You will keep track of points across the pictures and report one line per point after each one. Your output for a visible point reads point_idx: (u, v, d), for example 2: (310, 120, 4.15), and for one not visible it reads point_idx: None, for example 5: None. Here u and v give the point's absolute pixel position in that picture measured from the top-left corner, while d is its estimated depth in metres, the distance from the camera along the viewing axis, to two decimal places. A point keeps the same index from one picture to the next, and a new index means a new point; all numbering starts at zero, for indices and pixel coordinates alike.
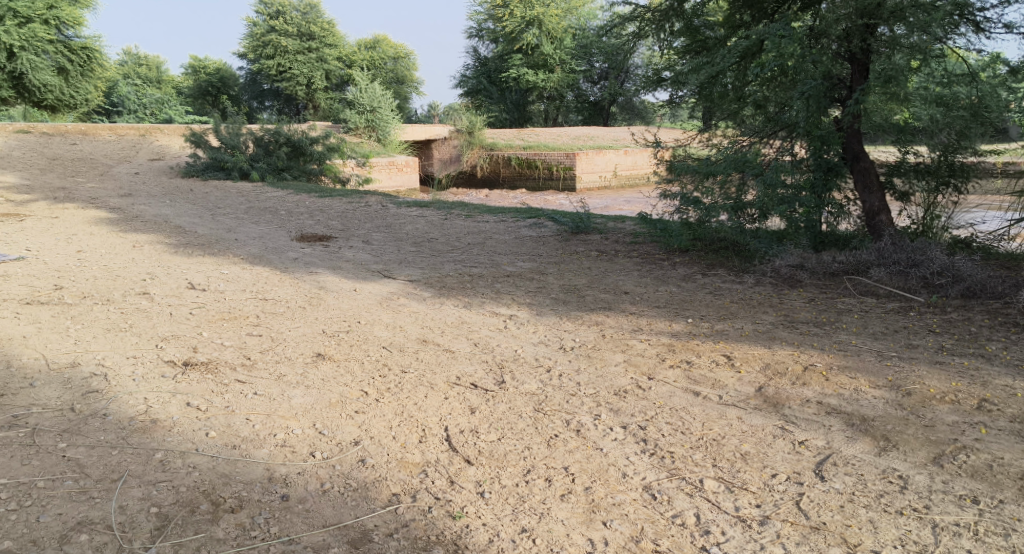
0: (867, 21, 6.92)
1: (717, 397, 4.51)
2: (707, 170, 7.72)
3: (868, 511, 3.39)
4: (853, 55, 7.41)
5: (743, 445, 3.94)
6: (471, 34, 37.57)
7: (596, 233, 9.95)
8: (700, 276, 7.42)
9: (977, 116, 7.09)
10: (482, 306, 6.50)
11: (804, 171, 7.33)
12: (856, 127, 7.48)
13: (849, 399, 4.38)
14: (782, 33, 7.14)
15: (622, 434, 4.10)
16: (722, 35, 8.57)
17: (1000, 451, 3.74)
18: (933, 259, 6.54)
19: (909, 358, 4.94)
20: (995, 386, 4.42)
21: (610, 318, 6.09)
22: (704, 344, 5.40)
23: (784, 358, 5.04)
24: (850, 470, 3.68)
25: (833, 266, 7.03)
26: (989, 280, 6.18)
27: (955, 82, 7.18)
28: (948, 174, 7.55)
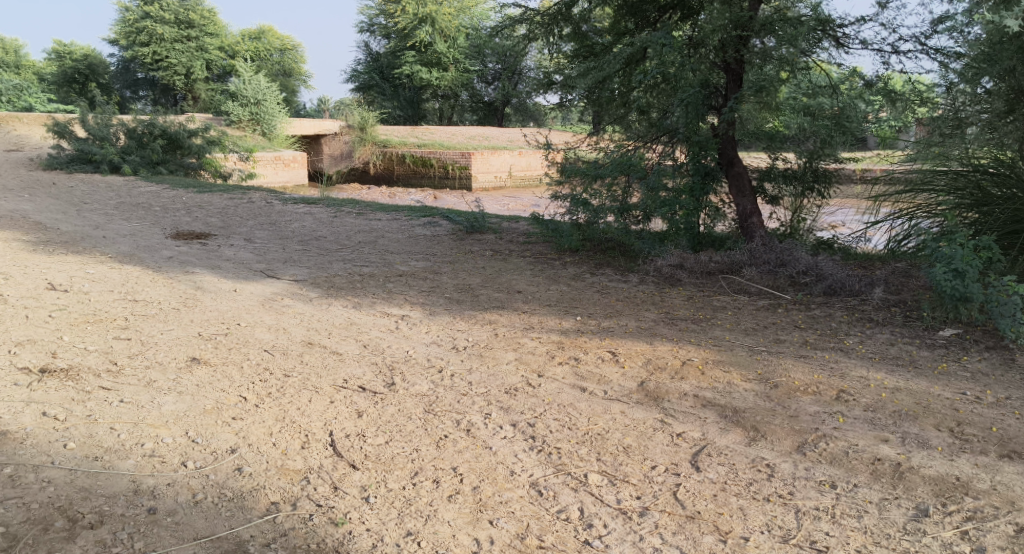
0: (741, 32, 7.29)
1: (602, 392, 4.63)
2: (595, 173, 7.97)
3: (738, 499, 3.55)
4: (729, 65, 7.75)
5: (625, 439, 4.07)
6: (362, 29, 36.94)
7: (489, 233, 9.99)
8: (589, 275, 7.59)
9: (841, 126, 7.70)
10: (372, 306, 6.41)
11: (683, 176, 7.67)
12: (731, 134, 7.77)
13: (723, 392, 4.60)
14: (663, 41, 7.40)
15: (511, 432, 4.14)
16: (608, 41, 8.79)
17: (855, 438, 3.99)
18: (799, 259, 6.99)
19: (777, 352, 5.23)
20: (852, 377, 4.74)
21: (503, 317, 6.15)
22: (591, 341, 5.52)
23: (665, 353, 5.24)
24: (722, 460, 3.86)
25: (710, 265, 7.32)
26: (848, 279, 6.61)
27: (819, 94, 7.84)
28: (813, 181, 7.94)
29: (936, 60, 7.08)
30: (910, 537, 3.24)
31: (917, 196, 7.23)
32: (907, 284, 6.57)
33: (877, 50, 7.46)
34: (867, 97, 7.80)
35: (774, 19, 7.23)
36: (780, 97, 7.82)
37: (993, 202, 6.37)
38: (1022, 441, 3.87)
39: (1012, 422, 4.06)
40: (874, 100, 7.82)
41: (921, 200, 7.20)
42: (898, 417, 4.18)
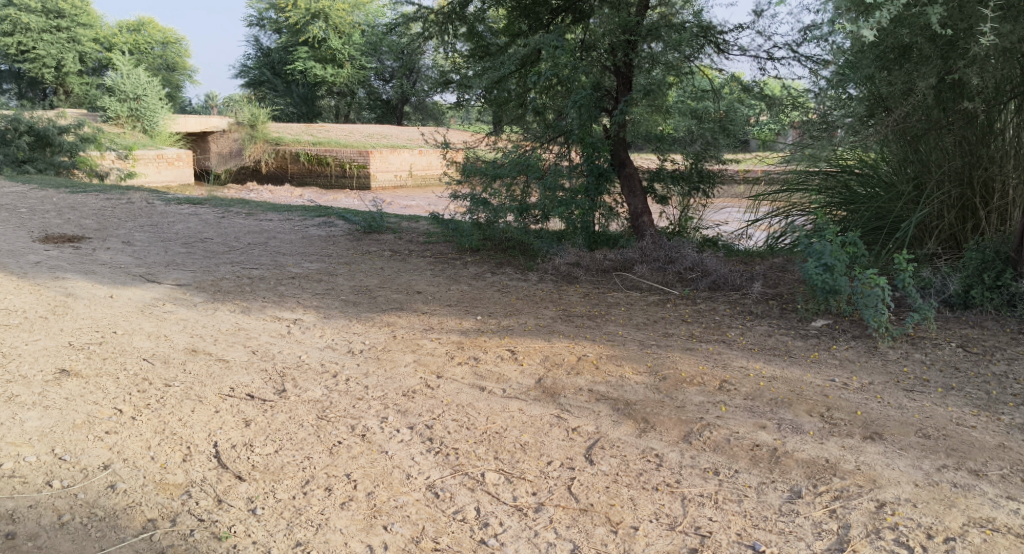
0: (629, 37, 7.54)
1: (501, 391, 4.66)
2: (494, 173, 7.98)
3: (629, 489, 3.62)
4: (618, 68, 7.92)
5: (522, 436, 4.10)
6: (252, 24, 35.77)
7: (388, 233, 9.87)
8: (489, 275, 7.62)
9: (726, 129, 8.08)
10: (262, 310, 6.21)
11: (578, 176, 7.81)
12: (621, 136, 8.02)
13: (615, 385, 4.71)
14: (555, 44, 7.51)
15: (409, 435, 4.11)
16: (503, 42, 8.84)
17: (736, 426, 4.18)
18: (686, 256, 7.23)
19: (666, 345, 5.41)
20: (734, 367, 4.97)
21: (402, 318, 6.09)
22: (491, 340, 5.55)
23: (561, 350, 5.32)
24: (614, 452, 3.95)
25: (604, 263, 7.48)
26: (730, 274, 6.91)
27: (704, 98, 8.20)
28: (698, 181, 8.21)
29: (807, 67, 7.49)
30: (785, 518, 3.36)
31: (792, 195, 8.04)
32: (784, 277, 6.95)
33: (754, 56, 7.83)
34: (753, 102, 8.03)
35: (660, 25, 7.57)
36: (669, 101, 8.19)
37: (858, 201, 7.14)
38: (883, 422, 4.14)
39: (875, 405, 4.35)
40: (756, 104, 8.09)
41: (795, 199, 8.01)
42: (774, 405, 4.41)
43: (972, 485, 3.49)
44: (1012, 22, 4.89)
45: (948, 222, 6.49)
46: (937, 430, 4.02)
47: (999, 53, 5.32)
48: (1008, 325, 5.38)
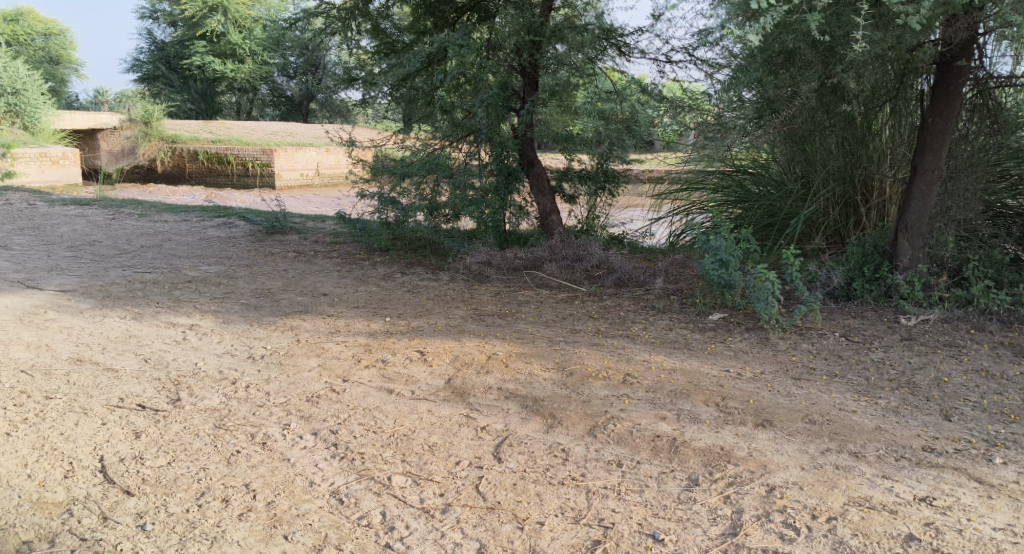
0: (533, 37, 7.58)
1: (409, 393, 4.62)
2: (403, 172, 7.92)
3: (536, 485, 3.66)
4: (524, 68, 8.01)
5: (431, 437, 4.08)
6: (144, 16, 34.18)
7: (292, 233, 9.63)
8: (398, 275, 7.55)
9: (630, 130, 8.15)
10: (156, 316, 5.95)
11: (488, 175, 7.83)
12: (530, 136, 8.13)
13: (524, 382, 4.75)
14: (460, 42, 7.43)
15: (312, 441, 4.02)
16: (409, 39, 8.76)
17: (639, 418, 4.28)
18: (593, 253, 7.38)
19: (574, 342, 5.49)
20: (637, 360, 5.11)
21: (306, 321, 5.95)
22: (399, 342, 5.49)
23: (471, 349, 5.32)
24: (522, 449, 3.98)
25: (515, 262, 7.52)
26: (635, 271, 7.07)
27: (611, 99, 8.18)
28: (604, 181, 8.50)
29: (703, 70, 7.75)
30: (683, 506, 3.47)
31: (691, 195, 8.25)
32: (684, 273, 7.17)
33: (653, 59, 8.07)
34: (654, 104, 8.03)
35: (563, 26, 7.63)
36: (576, 102, 8.27)
37: (751, 199, 7.49)
38: (773, 410, 4.34)
39: (766, 393, 4.55)
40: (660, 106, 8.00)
41: (695, 198, 8.24)
42: (674, 396, 4.54)
43: (852, 467, 3.70)
44: (883, 29, 5.19)
45: (833, 219, 6.93)
46: (821, 415, 4.23)
47: (873, 58, 5.65)
48: (886, 314, 5.71)
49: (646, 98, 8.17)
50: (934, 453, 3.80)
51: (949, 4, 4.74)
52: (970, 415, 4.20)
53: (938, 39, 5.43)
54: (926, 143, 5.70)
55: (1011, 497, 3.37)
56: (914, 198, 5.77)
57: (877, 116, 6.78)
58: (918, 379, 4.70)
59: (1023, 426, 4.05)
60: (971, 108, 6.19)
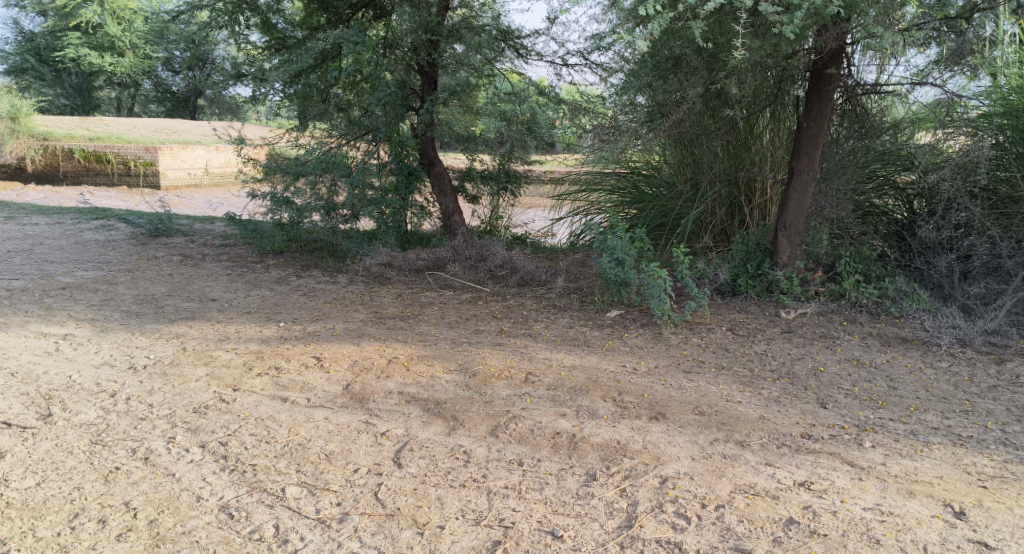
0: (431, 36, 7.46)
1: (305, 400, 4.51)
2: (296, 171, 7.72)
3: (437, 489, 3.63)
4: (422, 68, 7.89)
5: (328, 445, 3.99)
6: (10, 4, 31.87)
7: (177, 235, 9.21)
8: (294, 277, 7.36)
9: (531, 131, 8.35)
10: (25, 326, 5.57)
11: (387, 175, 7.72)
12: (430, 136, 8.07)
13: (425, 385, 4.72)
14: (355, 39, 7.23)
15: (200, 454, 3.86)
16: (301, 35, 8.51)
17: (539, 416, 4.33)
18: (496, 254, 7.42)
19: (476, 342, 5.50)
20: (538, 359, 5.16)
21: (193, 328, 5.70)
22: (294, 348, 5.34)
23: (371, 353, 5.23)
24: (423, 453, 3.94)
25: (417, 263, 7.46)
26: (536, 271, 7.15)
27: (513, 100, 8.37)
28: (506, 181, 8.54)
29: (598, 74, 7.92)
30: (581, 501, 3.54)
31: (590, 195, 8.45)
32: (584, 272, 7.30)
33: (550, 62, 8.20)
34: (553, 108, 8.12)
35: (460, 26, 7.64)
36: (478, 102, 8.48)
37: (644, 200, 7.72)
38: (666, 403, 4.48)
39: (660, 387, 4.70)
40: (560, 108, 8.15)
41: (593, 199, 8.44)
42: (574, 393, 4.62)
43: (738, 455, 3.87)
44: (761, 38, 5.46)
45: (720, 219, 7.27)
46: (710, 407, 4.41)
47: (753, 65, 5.93)
48: (768, 308, 6.01)
49: (547, 101, 8.24)
50: (811, 440, 4.02)
51: (819, 15, 5.05)
52: (843, 402, 4.47)
53: (811, 48, 5.75)
54: (802, 147, 6.03)
55: (879, 478, 3.61)
56: (792, 199, 6.09)
57: (759, 119, 7.10)
58: (798, 369, 4.97)
59: (891, 411, 4.34)
60: (841, 113, 6.58)
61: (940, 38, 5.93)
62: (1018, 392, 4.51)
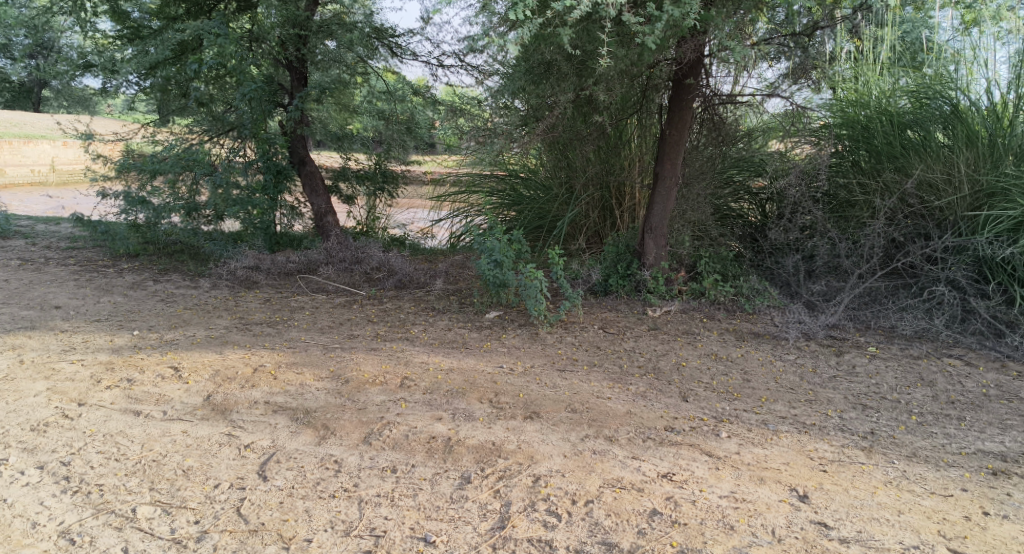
0: (299, 31, 7.20)
1: (160, 413, 4.26)
2: (153, 169, 7.30)
3: (304, 501, 3.53)
4: (291, 64, 7.63)
5: (186, 461, 3.79)
6: None
7: (17, 238, 8.52)
8: (151, 282, 6.96)
9: (411, 131, 8.29)
10: None
11: (254, 174, 7.42)
12: (301, 133, 7.81)
13: (294, 394, 4.57)
14: (217, 32, 6.85)
15: (38, 476, 3.60)
16: (157, 26, 7.92)
17: (414, 421, 4.28)
18: (372, 255, 7.30)
19: (350, 347, 5.39)
20: (414, 363, 5.11)
21: (33, 339, 5.29)
22: (149, 358, 5.05)
23: (235, 362, 5.01)
24: (291, 464, 3.81)
25: (287, 266, 7.23)
26: (414, 273, 7.08)
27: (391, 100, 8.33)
28: (382, 181, 8.38)
29: (473, 76, 7.95)
30: (454, 505, 3.53)
31: (472, 197, 8.40)
32: (463, 274, 7.30)
33: (425, 62, 8.15)
34: (431, 109, 8.14)
35: (331, 22, 7.42)
36: (355, 100, 8.33)
37: (523, 202, 7.87)
38: (540, 402, 4.55)
39: (534, 386, 4.77)
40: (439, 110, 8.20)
41: (474, 200, 8.38)
42: (450, 396, 4.61)
43: (607, 450, 3.98)
44: (625, 47, 5.65)
45: (592, 221, 7.50)
46: (582, 404, 4.51)
47: (619, 73, 6.12)
48: (636, 306, 6.23)
49: (424, 101, 8.23)
50: (674, 432, 4.19)
51: (678, 27, 5.28)
52: (703, 395, 4.70)
53: (672, 58, 6.02)
54: (665, 153, 6.30)
55: (734, 467, 3.81)
56: (657, 202, 6.33)
57: (627, 126, 7.32)
58: (662, 364, 5.18)
59: (744, 403, 4.59)
60: (700, 122, 6.84)
61: (787, 52, 6.33)
62: (854, 381, 4.89)
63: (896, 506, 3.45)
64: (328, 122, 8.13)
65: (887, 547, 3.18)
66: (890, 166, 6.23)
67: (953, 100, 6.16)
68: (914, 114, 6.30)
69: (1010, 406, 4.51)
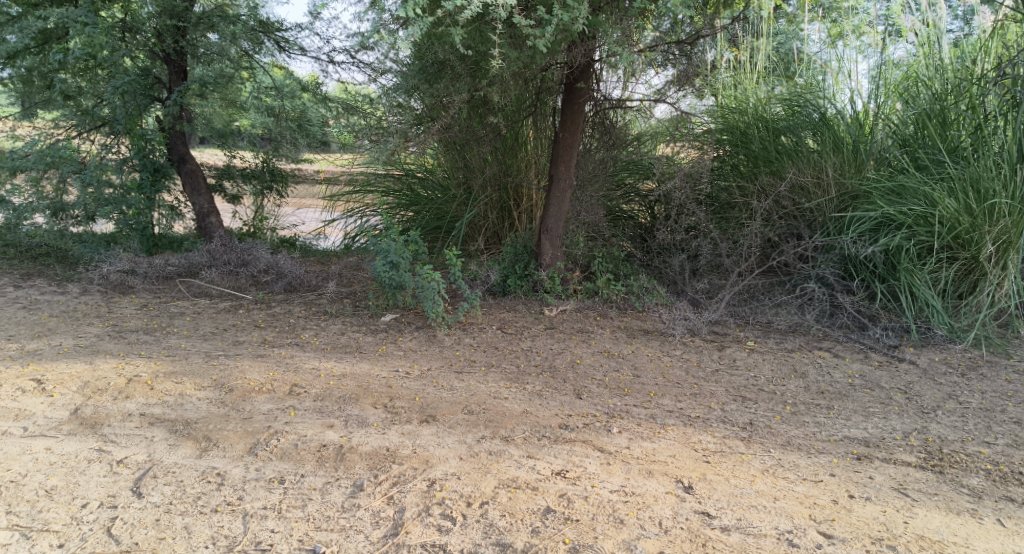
0: (177, 22, 6.82)
1: (20, 430, 3.97)
2: (13, 165, 6.91)
3: (184, 517, 3.35)
4: (168, 56, 7.23)
5: (49, 480, 3.54)
6: None
7: None
8: (12, 288, 6.46)
9: (302, 129, 7.97)
10: None
11: (129, 171, 7.22)
12: (180, 129, 7.37)
13: (173, 405, 4.33)
14: (84, 20, 6.43)
15: None
16: (15, 11, 7.33)
17: (304, 429, 4.13)
18: (260, 257, 7.00)
19: (234, 354, 5.16)
20: (304, 370, 4.94)
21: None
22: (8, 370, 4.68)
23: (107, 373, 4.70)
24: (169, 479, 3.62)
25: (166, 269, 6.88)
26: (305, 275, 6.87)
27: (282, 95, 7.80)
28: (270, 180, 8.20)
29: (366, 72, 7.79)
30: (346, 514, 3.43)
31: (366, 197, 8.35)
32: (357, 276, 7.14)
33: (315, 58, 7.91)
34: (323, 106, 7.71)
35: (212, 14, 7.02)
36: (243, 96, 7.91)
37: (420, 202, 7.81)
38: (436, 405, 4.50)
39: (431, 390, 4.71)
40: (334, 108, 7.63)
41: (369, 200, 8.33)
42: (342, 402, 4.48)
43: (502, 451, 3.97)
44: (517, 49, 5.68)
45: (491, 221, 7.54)
46: (478, 405, 4.49)
47: (513, 75, 6.14)
48: (533, 306, 6.27)
49: (315, 97, 7.83)
50: (567, 430, 4.23)
51: (568, 31, 5.35)
52: (596, 392, 4.78)
53: (563, 63, 6.09)
54: (559, 156, 6.38)
55: (624, 461, 3.89)
56: (552, 205, 6.40)
57: (523, 128, 7.32)
58: (558, 363, 5.23)
59: (634, 398, 4.70)
60: (591, 125, 6.93)
61: (673, 60, 6.52)
62: (735, 374, 5.09)
63: (772, 493, 3.61)
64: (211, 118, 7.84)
65: (764, 532, 3.31)
66: (765, 169, 6.56)
67: (820, 109, 6.56)
68: (787, 120, 6.67)
69: (872, 394, 4.81)
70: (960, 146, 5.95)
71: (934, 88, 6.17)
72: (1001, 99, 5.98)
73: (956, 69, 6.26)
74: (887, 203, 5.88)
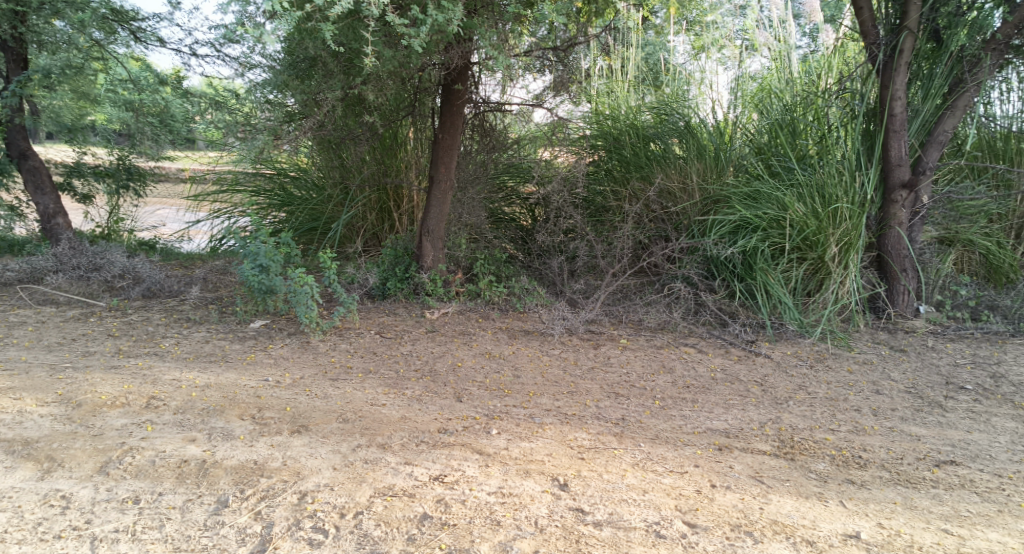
0: (15, 7, 6.23)
1: None
2: None
3: (21, 546, 3.11)
4: (5, 42, 6.63)
5: None
6: None
7: None
8: None
9: (164, 124, 7.46)
10: None
11: None
12: (19, 122, 6.77)
13: (10, 424, 3.97)
14: None
15: None
16: None
17: (162, 444, 3.86)
18: (114, 261, 6.51)
19: (84, 366, 4.79)
20: (163, 381, 4.63)
21: None
22: None
23: None
24: (4, 505, 3.34)
25: (4, 275, 6.35)
26: (166, 280, 6.44)
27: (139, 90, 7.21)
28: (127, 179, 7.65)
29: (233, 66, 7.45)
30: (207, 533, 3.25)
31: (234, 196, 8.01)
32: (224, 280, 6.78)
33: (177, 50, 7.46)
34: (184, 101, 7.21)
35: None
36: (95, 90, 7.32)
37: (293, 202, 7.55)
38: (309, 414, 4.33)
39: (303, 398, 4.54)
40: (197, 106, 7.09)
41: (237, 199, 8.01)
42: (205, 415, 4.24)
43: (379, 458, 3.87)
44: (392, 48, 5.58)
45: (371, 223, 7.38)
46: (354, 413, 4.36)
47: (389, 73, 6.01)
48: (414, 310, 6.19)
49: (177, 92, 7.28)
50: (447, 433, 4.18)
51: (443, 32, 5.30)
52: (476, 394, 4.75)
53: (440, 64, 6.01)
54: (438, 157, 6.34)
55: (501, 462, 3.88)
56: (432, 206, 6.34)
57: (402, 128, 7.21)
58: (438, 366, 5.17)
59: (514, 398, 4.71)
60: (470, 127, 6.89)
61: (549, 66, 6.56)
62: (609, 371, 5.20)
63: (641, 486, 3.70)
64: (60, 111, 7.24)
65: (634, 525, 3.38)
66: (636, 174, 6.79)
67: (686, 117, 6.84)
68: (655, 128, 6.93)
69: (732, 387, 5.03)
70: (808, 154, 6.34)
71: (784, 100, 6.61)
72: (842, 111, 6.42)
73: (805, 83, 6.76)
74: (744, 207, 6.18)
